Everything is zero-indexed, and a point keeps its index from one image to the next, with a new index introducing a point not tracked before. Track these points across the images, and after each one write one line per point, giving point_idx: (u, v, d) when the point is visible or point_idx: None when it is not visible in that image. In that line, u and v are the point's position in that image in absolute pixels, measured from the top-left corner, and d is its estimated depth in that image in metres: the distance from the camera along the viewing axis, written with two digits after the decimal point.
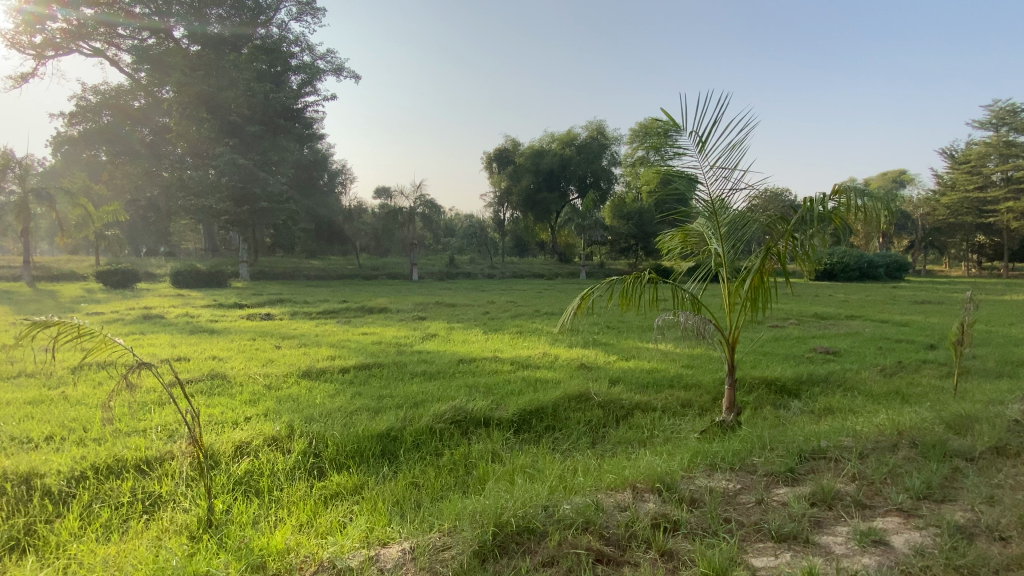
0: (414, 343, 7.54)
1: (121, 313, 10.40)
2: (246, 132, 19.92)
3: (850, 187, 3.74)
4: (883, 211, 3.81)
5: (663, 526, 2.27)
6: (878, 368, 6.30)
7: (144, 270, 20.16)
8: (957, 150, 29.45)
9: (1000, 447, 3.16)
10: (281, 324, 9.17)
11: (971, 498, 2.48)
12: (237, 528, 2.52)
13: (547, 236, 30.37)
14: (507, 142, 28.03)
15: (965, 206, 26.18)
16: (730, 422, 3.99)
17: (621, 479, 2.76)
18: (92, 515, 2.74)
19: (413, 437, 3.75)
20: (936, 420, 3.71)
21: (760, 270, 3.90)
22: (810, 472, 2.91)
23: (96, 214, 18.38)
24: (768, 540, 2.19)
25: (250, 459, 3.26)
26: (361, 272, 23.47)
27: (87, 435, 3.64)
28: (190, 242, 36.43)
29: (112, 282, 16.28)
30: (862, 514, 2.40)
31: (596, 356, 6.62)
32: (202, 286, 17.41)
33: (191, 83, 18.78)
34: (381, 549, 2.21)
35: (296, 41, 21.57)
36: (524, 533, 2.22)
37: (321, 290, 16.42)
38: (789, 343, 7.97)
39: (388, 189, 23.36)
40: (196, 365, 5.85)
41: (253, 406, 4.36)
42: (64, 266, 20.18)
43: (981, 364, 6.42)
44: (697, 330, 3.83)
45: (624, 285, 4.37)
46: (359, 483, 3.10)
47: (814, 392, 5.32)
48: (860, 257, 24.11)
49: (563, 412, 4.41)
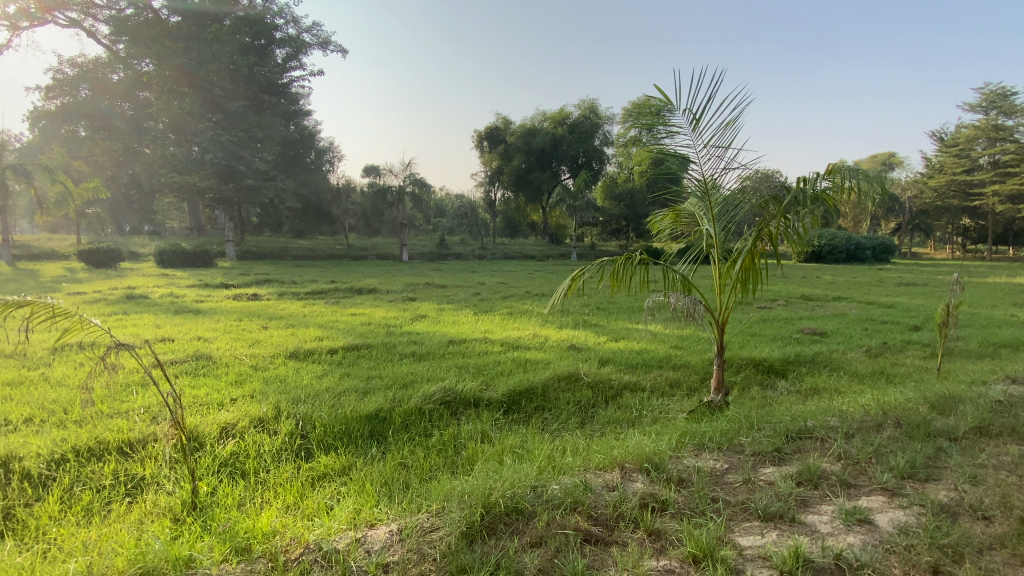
0: (404, 324, 7.51)
1: (104, 293, 10.20)
2: (231, 108, 19.42)
3: (845, 166, 3.70)
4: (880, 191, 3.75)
5: (651, 506, 2.27)
6: (864, 348, 6.38)
7: (127, 249, 19.78)
8: (946, 133, 29.59)
9: (982, 428, 3.20)
10: (268, 305, 9.04)
11: (955, 477, 2.52)
12: (222, 510, 2.49)
13: (538, 216, 30.22)
14: (498, 120, 27.59)
15: (953, 188, 26.47)
16: (718, 403, 3.99)
17: (609, 460, 2.76)
18: (73, 498, 2.70)
19: (402, 418, 3.72)
20: (921, 400, 3.75)
21: (751, 251, 3.88)
22: (797, 451, 2.93)
23: (76, 192, 17.92)
24: (755, 519, 2.19)
25: (235, 441, 3.22)
26: (350, 252, 23.28)
27: (67, 417, 3.57)
28: (175, 221, 35.75)
29: (95, 261, 15.97)
30: (848, 493, 2.43)
31: (586, 337, 6.64)
32: (188, 266, 17.13)
33: (172, 56, 18.18)
34: (368, 531, 2.19)
35: (280, 13, 20.92)
36: (512, 514, 2.21)
37: (310, 270, 16.25)
38: (777, 323, 8.06)
39: (376, 168, 23.00)
40: (180, 345, 5.76)
41: (238, 387, 4.32)
42: (45, 245, 19.75)
43: (964, 345, 6.53)
44: (686, 312, 3.81)
45: (614, 266, 4.33)
46: (347, 464, 3.07)
47: (800, 372, 5.38)
48: (847, 239, 24.34)
49: (552, 392, 4.41)
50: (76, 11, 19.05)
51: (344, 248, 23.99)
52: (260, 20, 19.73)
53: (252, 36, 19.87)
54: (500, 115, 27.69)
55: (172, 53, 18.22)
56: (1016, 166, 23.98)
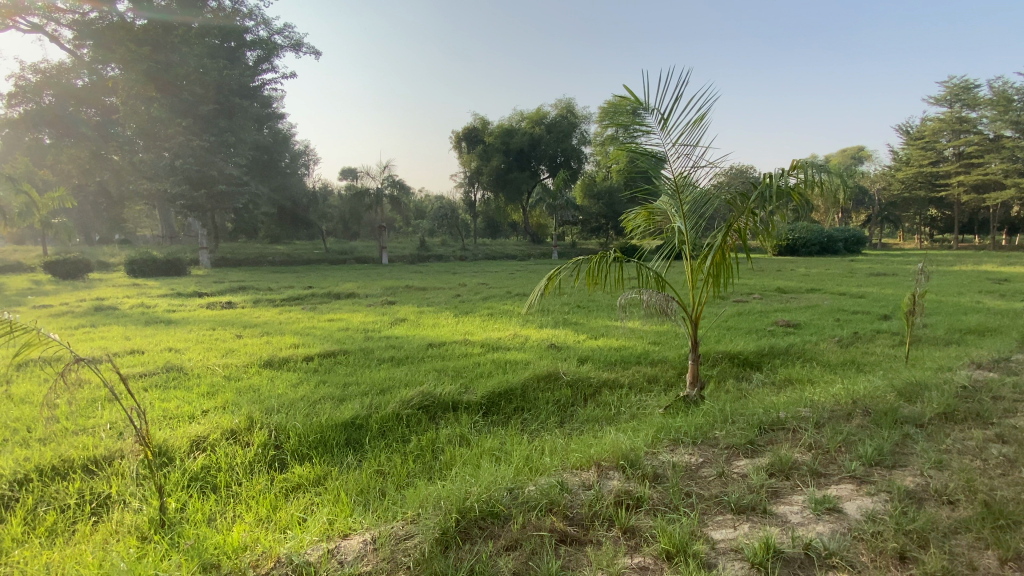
0: (383, 328, 7.44)
1: (71, 305, 9.90)
2: (201, 112, 18.99)
3: (808, 163, 3.80)
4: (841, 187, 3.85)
5: (626, 504, 2.28)
6: (836, 338, 6.53)
7: (96, 259, 19.21)
8: (912, 127, 30.54)
9: (948, 413, 3.29)
10: (244, 313, 8.87)
11: (921, 463, 2.59)
12: (192, 526, 2.42)
13: (518, 216, 30.25)
14: (476, 121, 27.54)
15: (920, 180, 27.34)
16: (694, 397, 4.04)
17: (586, 458, 2.77)
18: (36, 518, 2.59)
19: (379, 425, 3.67)
20: (889, 388, 3.85)
21: (721, 247, 3.94)
22: (769, 443, 2.98)
23: (41, 201, 17.35)
24: (728, 512, 2.22)
25: (207, 454, 3.15)
26: (329, 256, 23.00)
27: (31, 435, 3.44)
28: (146, 229, 34.82)
29: (62, 272, 15.49)
30: (818, 482, 2.47)
31: (566, 336, 6.66)
32: (159, 275, 16.71)
33: (138, 59, 17.70)
34: (341, 542, 2.15)
35: (251, 15, 20.57)
36: (487, 518, 2.19)
37: (287, 276, 15.98)
38: (752, 316, 8.20)
39: (354, 171, 22.77)
40: (150, 358, 5.61)
41: (211, 398, 4.22)
42: (9, 257, 19.10)
43: (932, 332, 6.71)
44: (660, 308, 3.86)
45: (590, 265, 4.36)
46: (321, 474, 3.02)
47: (775, 364, 5.48)
48: (821, 231, 25.01)
49: (531, 393, 4.41)
50: (37, 16, 18.46)
51: (322, 252, 23.65)
52: (230, 23, 19.41)
53: (222, 39, 19.51)
54: (478, 115, 27.64)
55: (138, 58, 17.74)
56: (979, 157, 24.80)
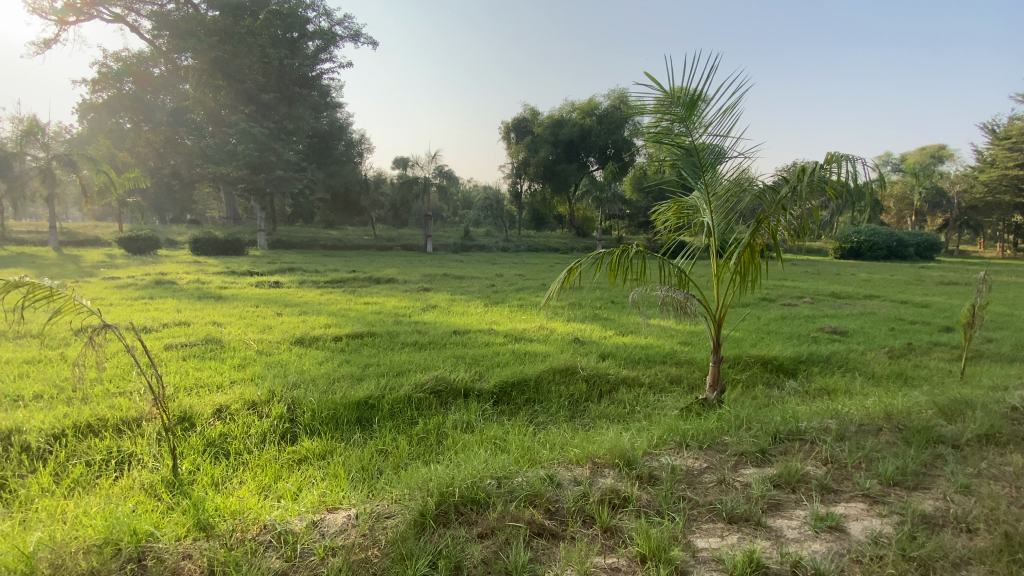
0: (414, 313, 7.58)
1: (135, 278, 10.71)
2: (262, 100, 19.91)
3: (843, 155, 3.38)
4: (878, 181, 3.42)
5: (611, 502, 2.22)
6: (885, 349, 6.09)
7: (165, 237, 20.64)
8: (1000, 124, 27.88)
9: (990, 435, 3.00)
10: (287, 293, 9.29)
11: (945, 487, 2.37)
12: (199, 488, 2.58)
13: (564, 209, 29.97)
14: (526, 111, 27.50)
15: (1005, 183, 24.98)
16: (712, 400, 3.86)
17: (582, 454, 2.72)
18: (66, 471, 2.84)
19: (390, 405, 3.75)
20: (930, 404, 3.55)
21: (749, 246, 3.74)
22: (782, 453, 2.81)
23: (118, 181, 18.79)
24: (719, 521, 2.11)
25: (224, 423, 3.33)
26: (376, 242, 23.66)
27: (75, 394, 3.76)
28: (213, 210, 37.07)
29: (135, 248, 16.78)
30: (825, 498, 2.32)
31: (592, 331, 6.56)
32: (219, 253, 17.77)
33: (207, 49, 18.75)
34: (326, 514, 2.21)
35: (312, 6, 21.26)
36: (469, 504, 2.18)
37: (334, 260, 16.57)
38: (796, 321, 7.77)
39: (404, 159, 23.26)
40: (194, 329, 5.98)
41: (240, 370, 4.44)
42: (90, 231, 20.85)
43: (997, 348, 6.14)
44: (677, 305, 3.71)
45: (612, 257, 4.20)
46: (327, 448, 3.12)
47: (811, 371, 5.17)
48: (889, 235, 23.32)
49: (545, 385, 4.37)
50: (120, 7, 19.84)
51: (371, 239, 24.36)
52: (292, 13, 20.12)
53: (284, 29, 20.25)
54: (528, 106, 27.56)
55: (207, 47, 18.78)
56: None
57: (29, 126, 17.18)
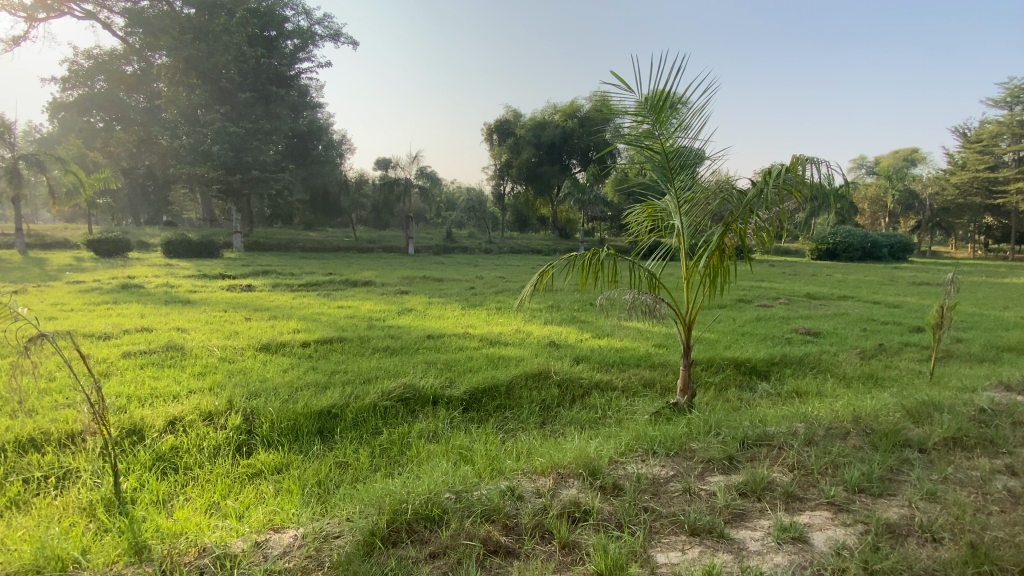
0: (388, 317, 7.43)
1: (101, 282, 10.37)
2: (238, 99, 19.44)
3: (809, 158, 3.38)
4: (843, 183, 3.42)
5: (572, 516, 2.14)
6: (858, 350, 6.14)
7: (136, 239, 20.06)
8: (971, 129, 28.68)
9: (957, 439, 2.99)
10: (260, 296, 9.05)
11: (911, 493, 2.35)
12: (143, 508, 2.43)
13: (547, 211, 29.97)
14: (508, 113, 27.47)
15: (975, 185, 25.70)
16: (683, 405, 3.81)
17: (547, 465, 2.64)
18: (3, 489, 2.67)
19: (354, 415, 3.63)
20: (897, 407, 3.55)
21: (717, 248, 3.72)
22: (749, 459, 2.76)
23: (88, 182, 18.21)
24: (681, 533, 2.05)
25: (178, 436, 3.17)
26: (357, 244, 23.35)
27: (20, 406, 3.56)
28: (190, 212, 36.27)
29: (105, 250, 16.28)
30: (790, 506, 2.28)
31: (567, 333, 6.51)
32: (193, 256, 17.33)
33: (182, 47, 18.30)
34: (272, 535, 2.09)
35: (290, 5, 20.86)
36: (422, 522, 2.08)
37: (313, 263, 16.27)
38: (771, 322, 7.81)
39: (386, 160, 23.03)
40: (156, 336, 5.76)
41: (200, 379, 4.27)
42: (59, 234, 20.17)
43: (966, 348, 6.23)
44: (647, 308, 3.66)
45: (583, 260, 4.14)
46: (284, 462, 2.99)
47: (784, 373, 5.18)
48: (864, 236, 23.81)
49: (516, 390, 4.29)
50: (92, 4, 19.32)
51: (351, 240, 24.06)
52: (270, 12, 19.71)
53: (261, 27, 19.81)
54: (511, 108, 27.52)
55: (182, 45, 18.34)
56: None
57: None
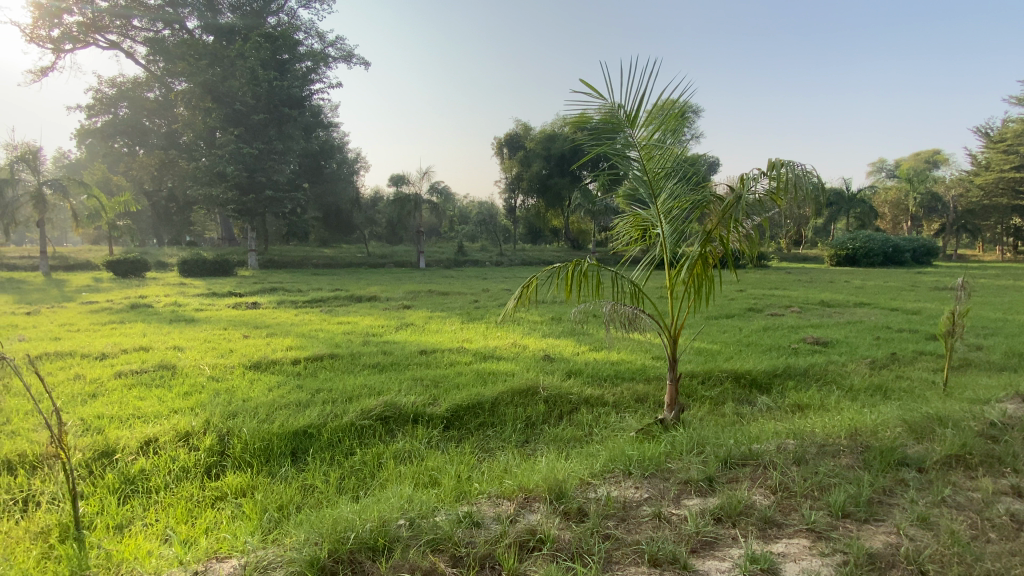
0: (386, 333, 7.37)
1: (114, 302, 10.61)
2: (252, 121, 19.78)
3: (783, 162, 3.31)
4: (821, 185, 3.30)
5: (527, 545, 2.01)
6: (867, 359, 5.87)
7: (154, 259, 20.52)
8: (993, 128, 27.94)
9: (961, 458, 2.77)
10: (263, 314, 9.11)
11: (901, 519, 2.16)
12: (96, 533, 2.38)
13: (558, 222, 29.89)
14: (518, 126, 27.71)
15: (1001, 186, 24.97)
16: (670, 421, 3.64)
17: (513, 487, 2.52)
18: None
19: (330, 435, 3.55)
20: (899, 421, 3.33)
21: (699, 256, 3.55)
22: (730, 481, 2.60)
23: (109, 205, 18.76)
24: (641, 564, 1.91)
25: (148, 458, 3.12)
26: (369, 260, 23.53)
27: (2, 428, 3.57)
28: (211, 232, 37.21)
29: (123, 270, 16.66)
30: (765, 534, 2.11)
31: (564, 347, 6.37)
32: (208, 275, 17.63)
33: (197, 73, 18.84)
34: (214, 564, 2.01)
35: (302, 28, 21.40)
36: (366, 551, 1.98)
37: (323, 279, 16.42)
38: (777, 332, 7.55)
39: (397, 177, 23.30)
40: (151, 355, 5.79)
41: (185, 399, 4.25)
42: (81, 256, 20.78)
43: (985, 355, 5.92)
44: (626, 320, 3.52)
45: (565, 271, 4.00)
46: (251, 484, 2.92)
47: (786, 386, 4.95)
48: (884, 241, 23.16)
49: (501, 407, 4.17)
50: (115, 34, 20.17)
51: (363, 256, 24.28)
52: (282, 35, 20.09)
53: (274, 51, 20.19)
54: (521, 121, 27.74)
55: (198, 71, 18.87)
56: None
57: (24, 151, 16.70)
